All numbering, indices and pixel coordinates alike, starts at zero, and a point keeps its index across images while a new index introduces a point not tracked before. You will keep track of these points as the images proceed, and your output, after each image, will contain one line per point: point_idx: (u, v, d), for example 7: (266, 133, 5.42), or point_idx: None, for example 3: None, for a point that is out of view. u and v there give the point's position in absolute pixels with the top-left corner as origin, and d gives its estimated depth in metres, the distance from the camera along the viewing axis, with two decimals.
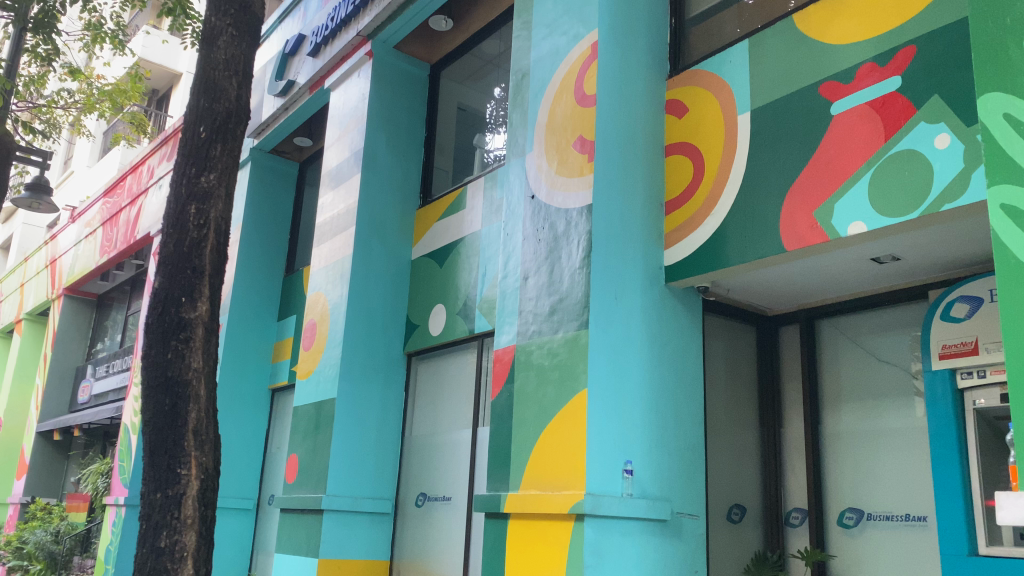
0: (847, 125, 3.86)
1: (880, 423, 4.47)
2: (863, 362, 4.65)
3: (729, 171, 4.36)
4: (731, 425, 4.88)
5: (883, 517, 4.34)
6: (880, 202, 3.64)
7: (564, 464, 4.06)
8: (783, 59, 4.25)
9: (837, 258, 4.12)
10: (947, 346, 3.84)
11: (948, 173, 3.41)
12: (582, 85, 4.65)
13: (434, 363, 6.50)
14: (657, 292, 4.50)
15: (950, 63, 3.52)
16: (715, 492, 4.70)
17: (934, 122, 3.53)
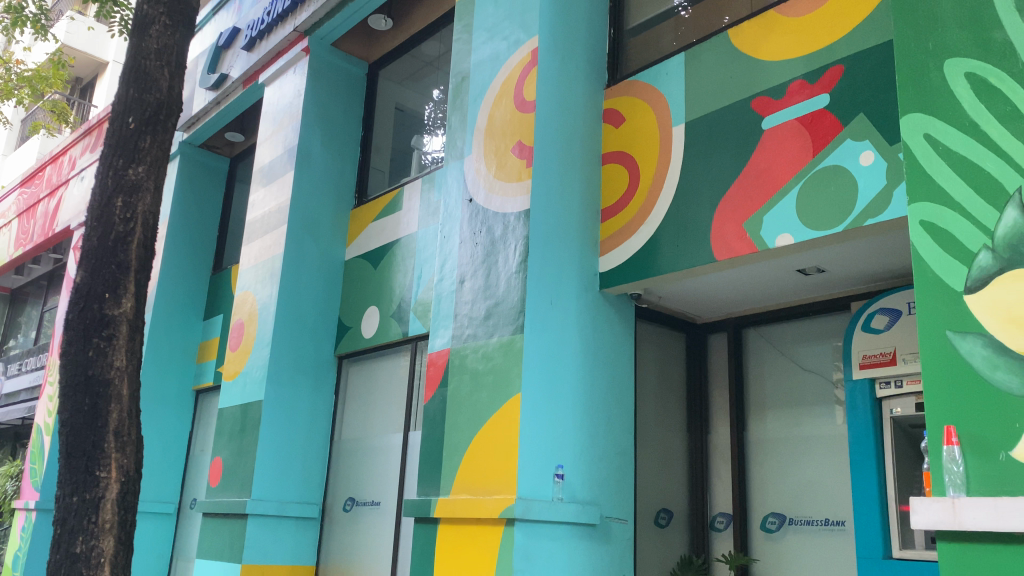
0: (778, 140, 3.97)
1: (803, 430, 4.60)
2: (787, 371, 4.78)
3: (664, 180, 4.43)
4: (661, 431, 4.96)
5: (803, 522, 4.47)
6: (807, 215, 3.75)
7: (496, 468, 4.06)
8: (718, 73, 4.35)
9: (766, 269, 4.23)
10: (867, 356, 3.97)
11: (872, 189, 3.54)
12: (522, 91, 4.67)
13: (366, 366, 6.42)
14: (591, 298, 4.55)
15: (876, 83, 3.66)
16: (644, 497, 4.76)
17: (859, 140, 3.65)
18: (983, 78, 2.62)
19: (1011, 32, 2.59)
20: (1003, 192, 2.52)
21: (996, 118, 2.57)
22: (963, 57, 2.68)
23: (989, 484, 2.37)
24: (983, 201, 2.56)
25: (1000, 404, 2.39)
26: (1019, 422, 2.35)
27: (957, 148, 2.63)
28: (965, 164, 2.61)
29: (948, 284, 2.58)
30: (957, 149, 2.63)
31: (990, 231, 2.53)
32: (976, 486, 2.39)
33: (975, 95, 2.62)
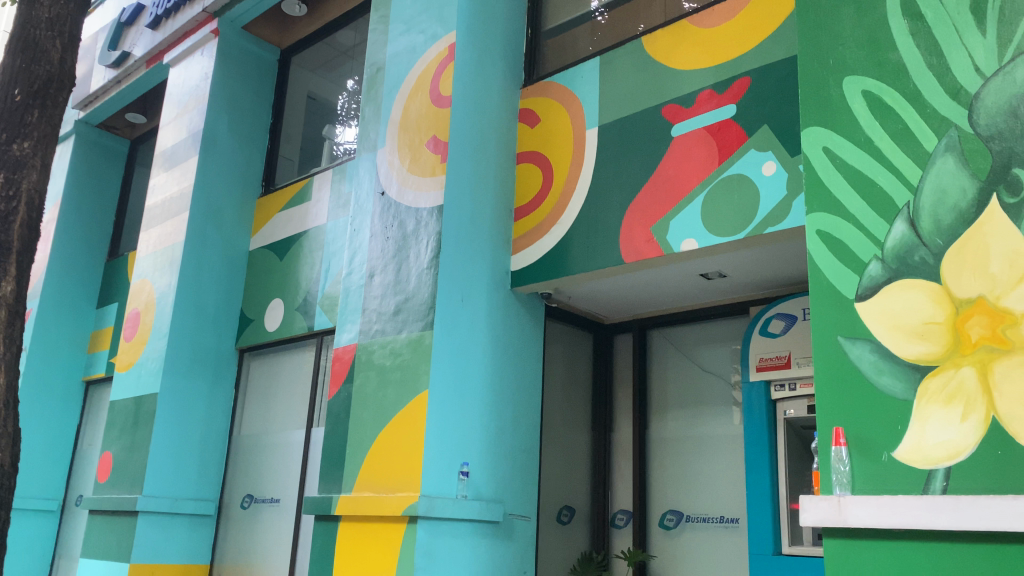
0: (686, 147, 4.07)
1: (701, 429, 4.73)
2: (688, 372, 4.91)
3: (576, 182, 4.48)
4: (566, 429, 5.01)
5: (700, 519, 4.60)
6: (710, 221, 3.86)
7: (400, 466, 4.02)
8: (632, 78, 4.42)
9: (672, 273, 4.33)
10: (764, 359, 4.11)
11: (772, 199, 3.67)
12: (438, 86, 4.63)
13: (269, 360, 6.25)
14: (501, 296, 4.55)
15: (780, 96, 3.79)
16: (547, 495, 4.80)
17: (762, 151, 3.78)
18: (878, 97, 2.75)
19: (905, 54, 2.74)
20: (892, 205, 2.66)
21: (889, 135, 2.71)
22: (861, 76, 2.81)
23: (872, 483, 2.48)
24: (875, 214, 2.69)
25: (885, 407, 2.51)
26: (901, 424, 2.47)
27: (853, 162, 2.76)
28: (859, 178, 2.74)
29: (841, 291, 2.69)
30: (853, 163, 2.76)
31: (880, 242, 2.65)
32: (861, 484, 2.50)
33: (871, 113, 2.76)
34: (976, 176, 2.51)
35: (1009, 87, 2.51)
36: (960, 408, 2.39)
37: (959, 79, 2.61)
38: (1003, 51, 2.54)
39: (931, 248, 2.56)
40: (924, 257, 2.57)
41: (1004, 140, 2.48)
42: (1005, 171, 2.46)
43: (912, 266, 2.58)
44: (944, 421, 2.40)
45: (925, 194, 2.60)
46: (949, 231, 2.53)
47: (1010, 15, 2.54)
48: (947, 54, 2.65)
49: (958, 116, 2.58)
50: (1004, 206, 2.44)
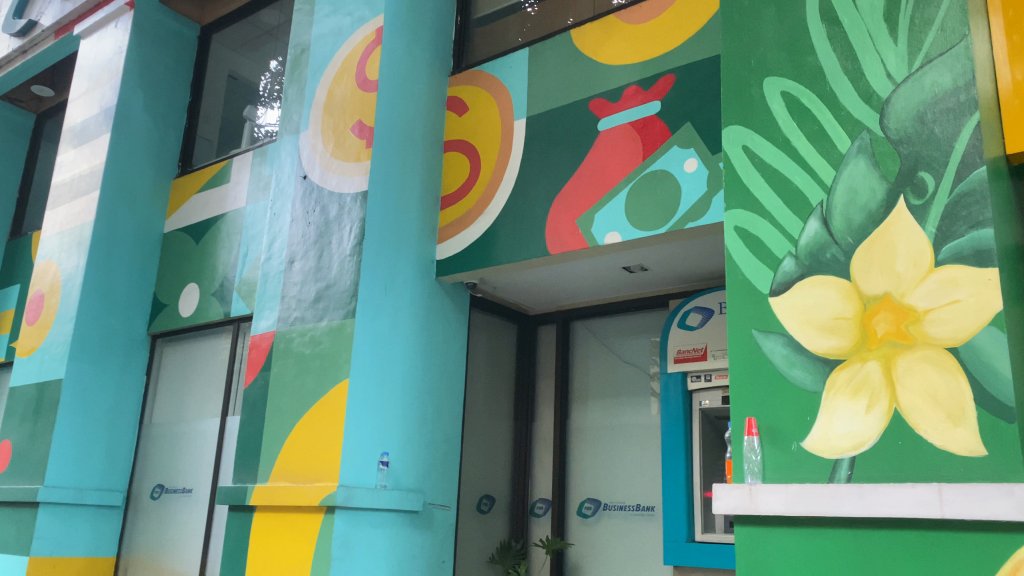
0: (611, 141, 4.11)
1: (620, 419, 4.81)
2: (609, 363, 4.97)
3: (503, 172, 4.48)
4: (487, 419, 5.02)
5: (616, 507, 4.67)
6: (634, 215, 3.91)
7: (318, 455, 3.95)
8: (560, 71, 4.44)
9: (594, 265, 4.38)
10: (681, 351, 4.21)
11: (693, 195, 3.74)
12: (364, 69, 4.56)
13: (183, 346, 6.06)
14: (425, 285, 4.52)
15: (702, 94, 3.87)
16: (467, 484, 4.81)
17: (685, 147, 3.85)
18: (796, 98, 2.85)
19: (823, 57, 2.83)
20: (807, 204, 2.75)
21: (805, 135, 2.80)
22: (781, 77, 2.90)
23: (782, 472, 2.57)
24: (790, 211, 2.78)
25: (796, 399, 2.60)
26: (810, 415, 2.56)
27: (771, 161, 2.85)
28: (777, 177, 2.83)
29: (756, 286, 2.78)
30: (771, 162, 2.85)
31: (794, 239, 2.75)
32: (771, 473, 2.59)
33: (789, 114, 2.85)
34: (885, 178, 2.61)
35: (917, 94, 2.61)
36: (865, 400, 2.48)
37: (872, 84, 2.71)
38: (913, 59, 2.65)
39: (842, 245, 2.65)
40: (835, 255, 2.66)
41: (912, 144, 2.59)
42: (912, 174, 2.56)
43: (823, 263, 2.67)
44: (850, 413, 2.50)
45: (838, 194, 2.70)
46: (859, 230, 2.62)
47: (920, 24, 2.65)
48: (861, 59, 2.75)
49: (871, 120, 2.68)
50: (910, 207, 2.54)
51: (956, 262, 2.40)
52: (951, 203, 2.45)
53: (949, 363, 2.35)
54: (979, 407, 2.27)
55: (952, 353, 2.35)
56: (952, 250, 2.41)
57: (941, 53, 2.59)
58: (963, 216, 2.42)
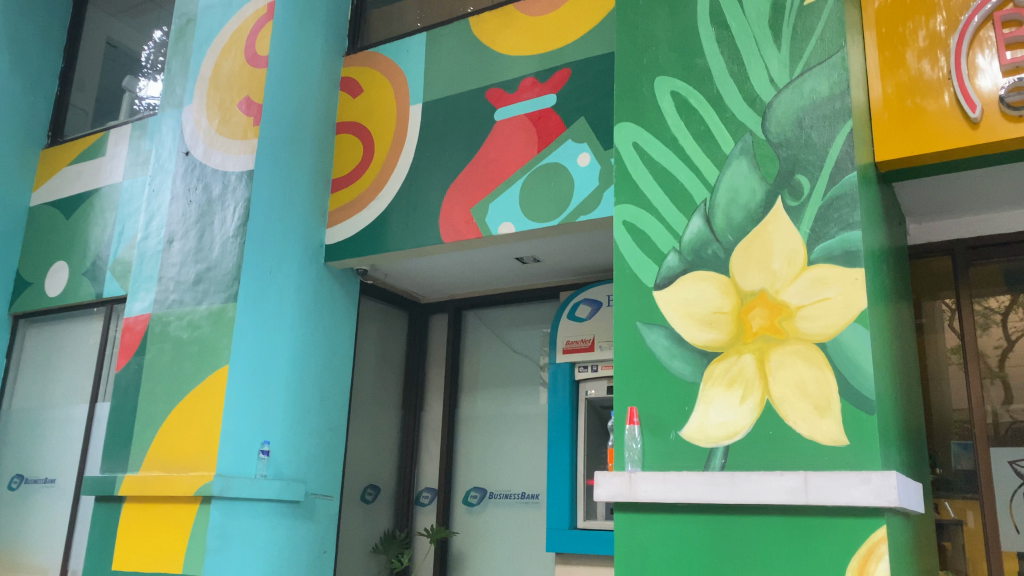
0: (507, 132, 4.12)
1: (508, 409, 4.84)
2: (499, 353, 4.99)
3: (397, 158, 4.42)
4: (375, 408, 4.95)
5: (502, 496, 4.70)
6: (527, 206, 3.93)
7: (195, 443, 3.80)
8: (457, 59, 4.41)
9: (486, 255, 4.38)
10: (570, 342, 4.27)
11: (585, 188, 3.79)
12: (254, 44, 4.39)
13: (48, 328, 5.70)
14: (313, 270, 4.41)
15: (596, 90, 3.91)
16: (351, 473, 4.73)
17: (579, 141, 3.89)
18: (685, 98, 2.95)
19: (711, 60, 2.93)
20: (692, 201, 2.84)
21: (692, 135, 2.90)
22: (671, 77, 3.00)
23: (660, 461, 2.66)
24: (676, 208, 2.87)
25: (675, 389, 2.69)
26: (688, 405, 2.65)
27: (659, 159, 2.93)
28: (664, 174, 2.91)
29: (642, 280, 2.86)
30: (659, 159, 2.93)
31: (679, 235, 2.83)
32: (650, 461, 2.67)
33: (678, 113, 2.94)
34: (765, 179, 2.72)
35: (797, 100, 2.73)
36: (739, 391, 2.59)
37: (756, 88, 2.82)
38: (793, 66, 2.77)
39: (723, 243, 2.75)
40: (716, 251, 2.75)
41: (790, 147, 2.70)
42: (789, 176, 2.68)
43: (705, 259, 2.76)
44: (726, 403, 2.60)
45: (721, 194, 2.79)
46: (739, 228, 2.73)
47: (801, 33, 2.77)
48: (747, 64, 2.86)
49: (753, 123, 2.79)
50: (787, 207, 2.65)
51: (827, 262, 2.52)
52: (823, 205, 2.58)
53: (817, 357, 2.48)
54: (843, 399, 2.41)
55: (820, 348, 2.48)
56: (823, 250, 2.54)
57: (820, 62, 2.72)
58: (834, 218, 2.55)
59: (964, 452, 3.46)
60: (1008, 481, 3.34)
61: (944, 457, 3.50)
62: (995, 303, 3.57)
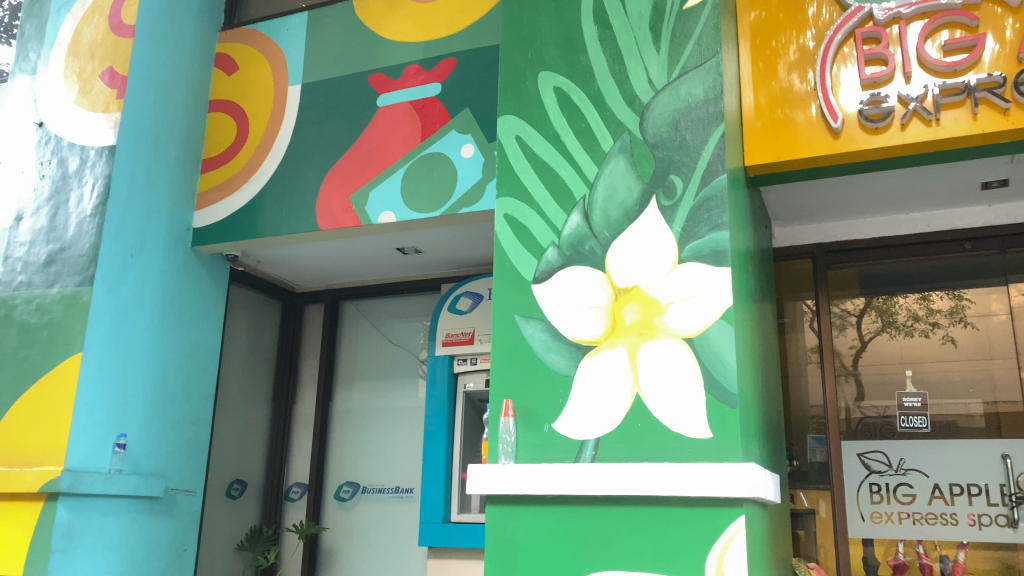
0: (390, 119, 4.03)
1: (385, 401, 4.76)
2: (377, 345, 4.90)
3: (274, 141, 4.26)
4: (243, 400, 4.77)
5: (375, 490, 4.62)
6: (410, 196, 3.87)
7: (42, 436, 3.53)
8: (340, 41, 4.28)
9: (365, 244, 4.29)
10: (450, 334, 4.24)
11: (468, 180, 3.76)
12: (119, 11, 4.11)
13: None
14: (179, 254, 4.20)
15: (481, 81, 3.88)
16: (216, 467, 4.53)
17: (463, 132, 3.85)
18: (567, 95, 2.97)
19: (593, 58, 2.97)
20: (571, 197, 2.86)
21: (573, 132, 2.92)
22: (554, 73, 3.01)
23: (533, 453, 2.67)
24: (556, 203, 2.88)
25: (550, 381, 2.71)
26: (562, 398, 2.68)
27: (541, 153, 2.95)
28: (545, 168, 2.93)
29: (521, 273, 2.86)
30: (540, 154, 2.94)
31: (558, 230, 2.85)
32: (524, 454, 2.68)
33: (560, 109, 2.96)
34: (641, 179, 2.78)
35: (673, 102, 2.80)
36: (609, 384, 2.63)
37: (635, 88, 2.87)
38: (671, 69, 2.83)
39: (600, 239, 2.78)
40: (593, 247, 2.79)
41: (666, 148, 2.76)
42: (664, 176, 2.74)
43: (582, 254, 2.79)
44: (599, 395, 2.63)
45: (599, 190, 2.83)
46: (615, 225, 2.77)
47: (679, 37, 2.84)
48: (627, 64, 2.90)
49: (631, 123, 2.84)
50: (661, 207, 2.71)
51: (696, 260, 2.60)
52: (695, 205, 2.66)
53: (685, 352, 2.55)
54: (707, 393, 2.48)
55: (688, 344, 2.55)
56: (693, 249, 2.61)
57: (696, 66, 2.79)
58: (704, 218, 2.63)
59: (818, 445, 3.66)
60: (856, 473, 3.57)
61: (800, 450, 3.69)
62: (850, 305, 3.79)
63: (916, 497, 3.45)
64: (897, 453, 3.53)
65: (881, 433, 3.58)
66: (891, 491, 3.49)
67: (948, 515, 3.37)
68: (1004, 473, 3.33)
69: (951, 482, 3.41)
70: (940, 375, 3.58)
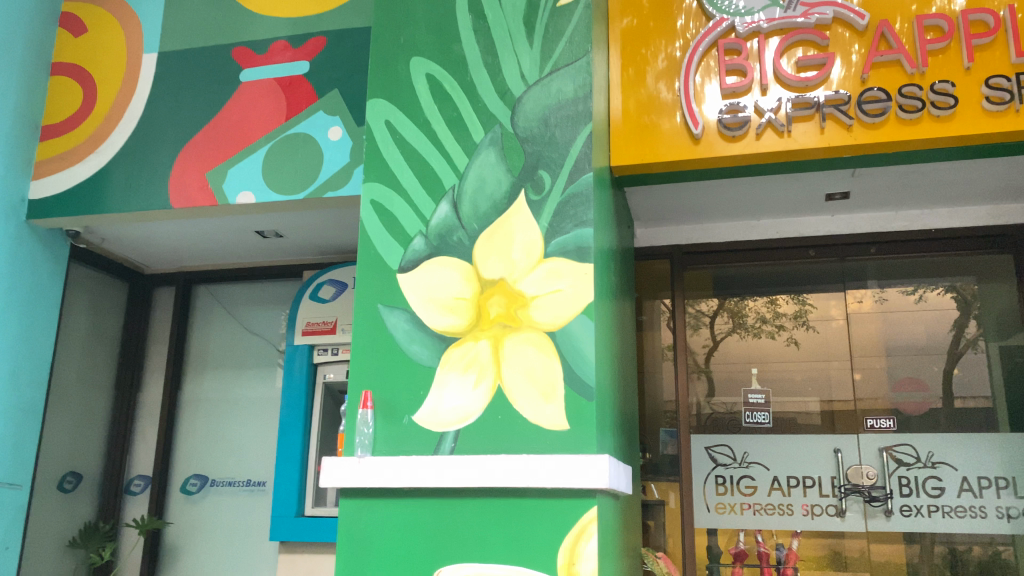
0: (254, 95, 3.85)
1: (238, 391, 4.56)
2: (232, 332, 4.69)
3: (125, 111, 3.99)
4: (82, 386, 4.44)
5: (224, 484, 4.42)
6: (272, 176, 3.71)
7: None
8: (202, 10, 4.05)
9: (222, 225, 4.09)
10: (311, 323, 4.10)
11: (335, 164, 3.65)
12: None
13: None
14: (11, 227, 3.86)
15: (352, 63, 3.77)
16: (47, 458, 4.16)
17: (330, 114, 3.73)
18: (439, 82, 2.93)
19: (466, 47, 2.94)
20: (440, 187, 2.83)
21: (444, 120, 2.89)
22: (426, 59, 2.97)
23: (390, 445, 2.62)
24: (425, 192, 2.84)
25: (411, 373, 2.67)
26: (423, 389, 2.65)
27: (411, 140, 2.90)
28: (415, 156, 2.88)
29: (386, 262, 2.81)
30: (410, 140, 2.90)
31: (426, 219, 2.81)
32: (381, 446, 2.63)
33: (432, 95, 2.93)
34: (510, 172, 2.78)
35: (544, 98, 2.81)
36: (474, 375, 2.62)
37: (507, 81, 2.86)
38: (543, 64, 2.85)
39: (468, 230, 2.77)
40: (461, 238, 2.76)
41: (536, 143, 2.78)
42: (533, 171, 2.75)
43: (449, 245, 2.77)
44: (459, 388, 2.62)
45: (468, 181, 2.81)
46: (483, 218, 2.76)
47: (552, 34, 2.86)
48: (500, 56, 2.89)
49: (503, 115, 2.84)
50: (529, 201, 2.72)
51: (561, 256, 2.63)
52: (562, 201, 2.68)
53: (547, 346, 2.57)
54: (567, 386, 2.51)
55: (550, 338, 2.57)
56: (559, 245, 2.64)
57: (568, 63, 2.82)
58: (571, 215, 2.66)
59: (670, 439, 3.79)
60: (703, 465, 3.73)
61: (652, 443, 3.81)
62: (705, 306, 3.95)
63: (757, 489, 3.64)
64: (741, 447, 3.71)
65: (728, 427, 3.76)
66: (734, 483, 3.67)
67: (785, 505, 3.58)
68: (835, 466, 3.57)
69: (788, 474, 3.62)
70: (783, 374, 3.79)
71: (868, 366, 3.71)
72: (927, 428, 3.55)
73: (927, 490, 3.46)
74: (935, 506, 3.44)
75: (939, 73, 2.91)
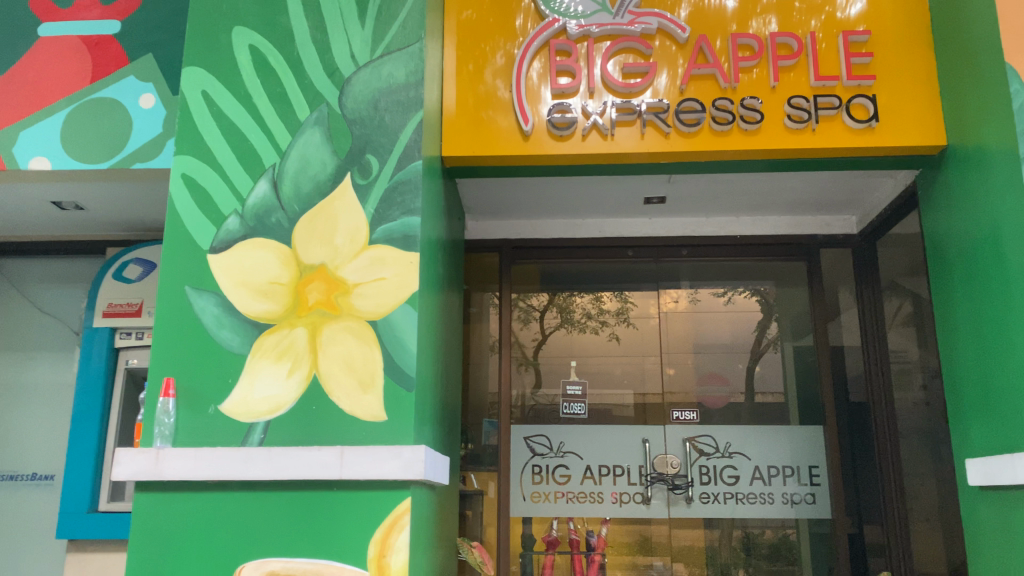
0: (53, 51, 3.50)
1: (25, 375, 4.15)
2: (20, 311, 4.26)
3: None
4: None
5: (5, 477, 4.02)
6: (72, 142, 3.40)
7: None
8: None
9: (11, 192, 3.70)
10: (113, 304, 3.79)
11: (145, 134, 3.41)
12: None
13: None
14: None
15: (169, 27, 3.53)
16: None
17: (143, 80, 3.47)
18: (263, 55, 2.80)
19: (294, 21, 2.82)
20: (259, 164, 2.70)
21: (267, 96, 2.76)
22: (249, 29, 2.82)
23: (193, 436, 2.47)
24: (243, 170, 2.70)
25: (219, 360, 2.53)
26: (232, 377, 2.51)
27: (230, 114, 2.75)
28: (233, 131, 2.73)
29: (196, 241, 2.64)
30: (228, 114, 2.74)
31: (242, 198, 2.67)
32: (182, 437, 2.48)
33: (254, 69, 2.79)
34: (336, 154, 2.69)
35: (374, 81, 2.75)
36: (287, 364, 2.52)
37: (336, 61, 2.77)
38: (375, 45, 2.78)
39: (287, 212, 2.65)
40: (280, 220, 2.65)
41: (364, 127, 2.71)
42: (359, 155, 2.68)
43: (267, 226, 2.64)
44: (271, 377, 2.51)
45: (290, 161, 2.69)
46: (305, 200, 2.66)
47: (385, 16, 2.80)
48: (329, 33, 2.80)
49: (330, 95, 2.74)
50: (354, 185, 2.65)
51: (386, 243, 2.58)
52: (389, 188, 2.64)
53: (366, 334, 2.51)
54: (386, 376, 2.47)
55: (370, 326, 2.52)
56: (384, 232, 2.59)
57: (400, 48, 2.77)
58: (397, 202, 2.62)
59: (492, 429, 3.83)
60: (521, 455, 3.80)
61: (475, 434, 3.83)
62: (535, 301, 4.02)
63: (570, 478, 3.76)
64: (558, 437, 3.82)
65: (546, 418, 3.85)
66: (550, 471, 3.77)
67: (596, 493, 3.72)
68: (643, 455, 3.76)
69: (600, 463, 3.76)
70: (600, 367, 3.92)
71: (679, 362, 3.92)
72: (727, 421, 3.80)
73: (723, 477, 3.71)
74: (731, 493, 3.69)
75: (750, 90, 3.11)
